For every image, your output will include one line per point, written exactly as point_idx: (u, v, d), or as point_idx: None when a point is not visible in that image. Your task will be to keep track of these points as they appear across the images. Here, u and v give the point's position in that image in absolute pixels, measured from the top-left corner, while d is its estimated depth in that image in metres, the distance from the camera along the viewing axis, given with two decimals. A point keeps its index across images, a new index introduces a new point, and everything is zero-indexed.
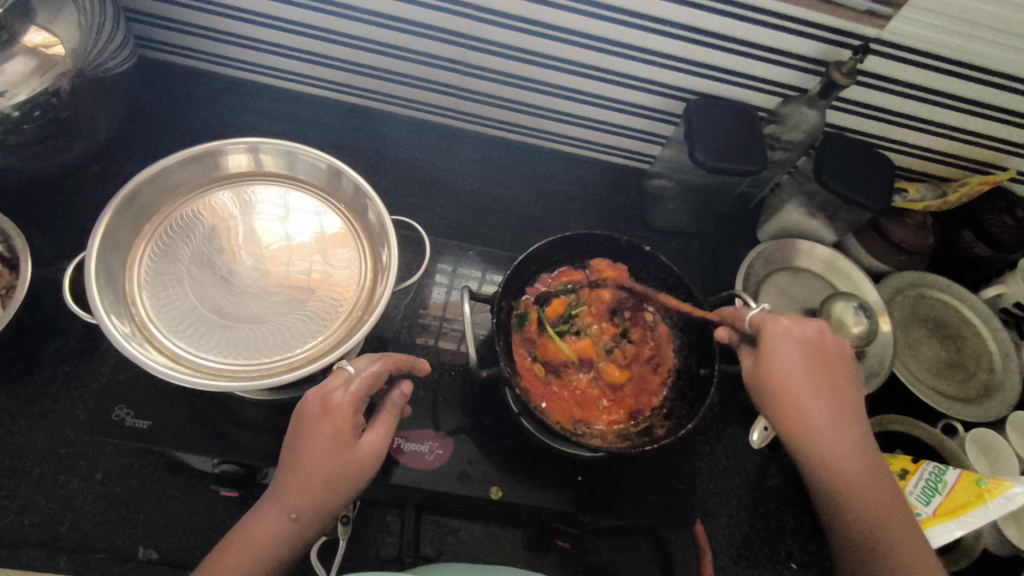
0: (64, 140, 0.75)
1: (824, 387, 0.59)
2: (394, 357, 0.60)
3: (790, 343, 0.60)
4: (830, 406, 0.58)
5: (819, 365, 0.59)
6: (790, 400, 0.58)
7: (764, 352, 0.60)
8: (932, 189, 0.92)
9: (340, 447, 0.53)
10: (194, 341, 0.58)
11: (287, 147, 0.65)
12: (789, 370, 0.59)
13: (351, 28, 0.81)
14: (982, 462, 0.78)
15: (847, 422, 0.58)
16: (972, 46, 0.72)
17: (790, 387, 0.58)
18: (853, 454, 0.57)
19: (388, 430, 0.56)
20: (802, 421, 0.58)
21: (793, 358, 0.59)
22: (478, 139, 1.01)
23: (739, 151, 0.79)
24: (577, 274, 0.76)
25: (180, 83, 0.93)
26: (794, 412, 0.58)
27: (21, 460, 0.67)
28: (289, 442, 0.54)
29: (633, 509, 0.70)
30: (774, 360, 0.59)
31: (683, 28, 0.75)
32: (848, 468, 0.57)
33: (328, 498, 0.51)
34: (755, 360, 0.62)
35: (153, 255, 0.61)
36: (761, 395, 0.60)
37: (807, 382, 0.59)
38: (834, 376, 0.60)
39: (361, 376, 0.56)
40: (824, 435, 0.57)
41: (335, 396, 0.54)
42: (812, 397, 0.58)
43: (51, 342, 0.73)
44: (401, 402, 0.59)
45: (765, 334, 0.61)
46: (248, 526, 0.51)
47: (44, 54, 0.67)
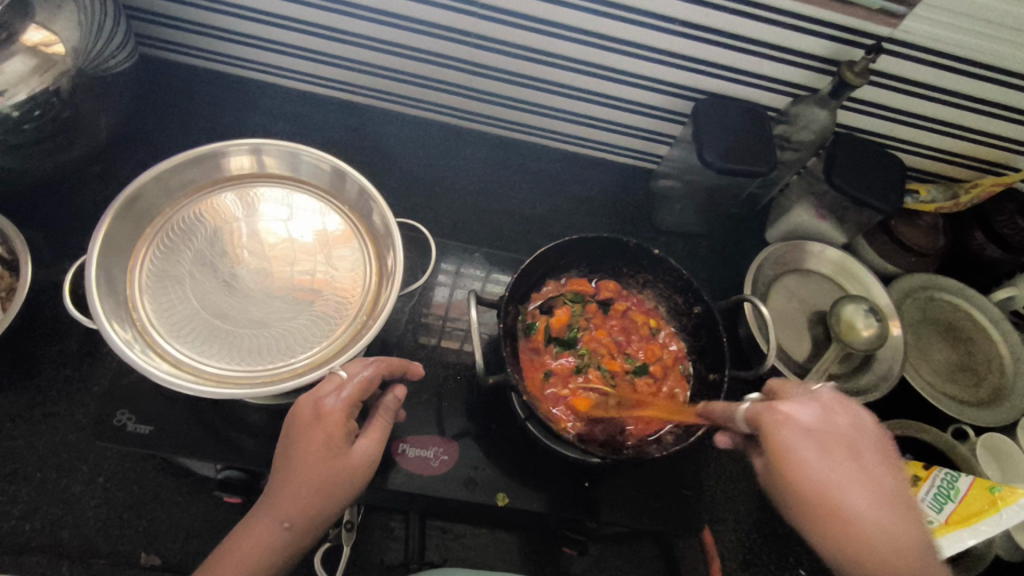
0: (65, 140, 0.74)
1: (859, 480, 0.46)
2: (389, 360, 0.59)
3: (801, 437, 0.47)
4: (878, 507, 0.44)
5: (846, 453, 0.47)
6: (831, 511, 0.44)
7: (775, 453, 0.47)
8: (942, 189, 0.91)
9: (332, 453, 0.52)
10: (196, 346, 0.57)
11: (290, 148, 0.64)
12: (818, 474, 0.45)
13: (354, 26, 0.80)
14: (994, 468, 0.78)
15: (906, 519, 0.44)
16: (987, 45, 0.71)
17: (826, 493, 0.45)
18: (927, 564, 0.43)
19: (381, 435, 0.56)
20: (859, 538, 0.43)
21: (815, 456, 0.46)
22: (483, 139, 1.00)
23: (748, 152, 0.77)
24: (585, 282, 0.76)
25: (182, 82, 0.92)
26: (839, 524, 0.44)
27: (21, 465, 0.67)
28: (281, 448, 0.53)
29: (639, 515, 0.69)
30: (798, 461, 0.46)
31: (692, 26, 0.74)
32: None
33: (324, 504, 0.50)
34: (770, 468, 0.48)
35: (155, 259, 0.61)
36: (794, 511, 0.46)
37: (843, 477, 0.45)
38: (868, 464, 0.47)
39: (353, 381, 0.55)
40: (889, 546, 0.43)
41: (327, 402, 0.53)
42: (855, 500, 0.45)
43: (52, 344, 0.72)
44: (395, 406, 0.59)
45: (769, 429, 0.49)
46: (241, 540, 0.49)
47: (44, 53, 0.66)
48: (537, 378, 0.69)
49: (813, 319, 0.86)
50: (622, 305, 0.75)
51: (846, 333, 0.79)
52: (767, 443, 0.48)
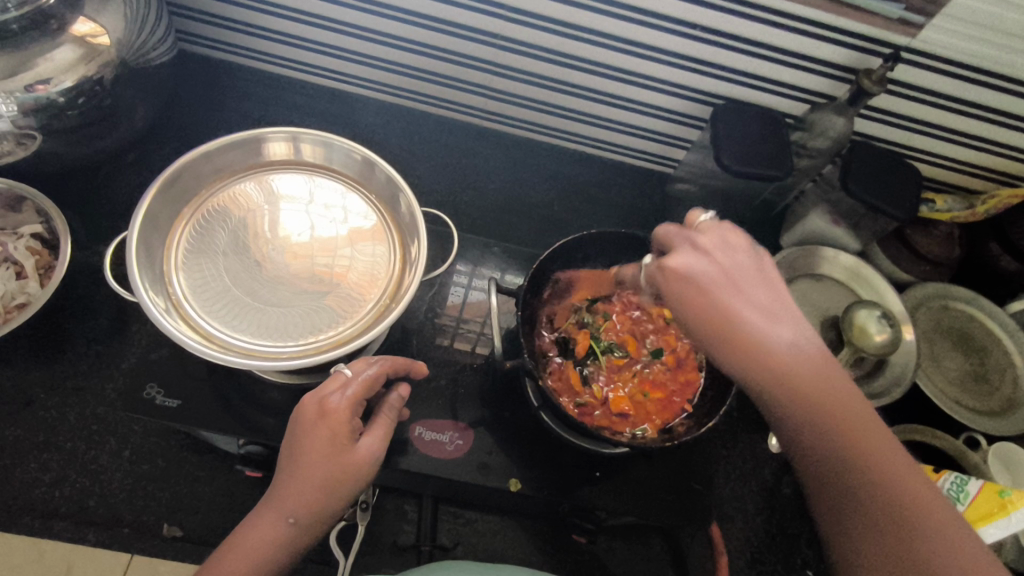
0: (104, 128, 0.78)
1: (749, 292, 0.44)
2: (393, 360, 0.61)
3: (694, 258, 0.45)
4: (757, 313, 0.43)
5: (731, 272, 0.45)
6: (720, 325, 0.43)
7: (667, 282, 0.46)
8: (959, 199, 0.91)
9: (339, 449, 0.52)
10: (227, 321, 0.59)
11: (324, 137, 0.67)
12: (708, 292, 0.44)
13: (383, 25, 0.83)
14: (1004, 475, 0.78)
15: (784, 325, 0.43)
16: (1004, 56, 0.72)
17: (715, 308, 0.43)
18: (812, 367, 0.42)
19: (384, 435, 0.56)
20: (755, 349, 0.42)
21: (701, 272, 0.45)
22: (503, 139, 1.02)
23: (764, 157, 0.79)
24: (599, 278, 0.76)
25: (216, 77, 0.95)
26: (733, 336, 0.42)
27: (53, 435, 0.69)
28: (285, 448, 0.53)
29: (647, 508, 0.70)
30: (683, 283, 0.45)
31: (713, 32, 0.76)
32: (804, 373, 0.41)
33: (328, 502, 0.51)
34: (680, 302, 0.45)
35: (191, 237, 0.63)
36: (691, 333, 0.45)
37: (730, 289, 0.44)
38: (760, 280, 0.45)
39: (358, 379, 0.56)
40: (771, 350, 0.42)
41: (332, 399, 0.53)
42: (740, 308, 0.43)
43: (85, 322, 0.75)
44: (398, 405, 0.60)
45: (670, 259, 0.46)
46: (246, 534, 0.49)
47: (90, 44, 0.69)
48: (553, 362, 0.72)
49: (825, 323, 0.87)
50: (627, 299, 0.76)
51: (859, 337, 0.80)
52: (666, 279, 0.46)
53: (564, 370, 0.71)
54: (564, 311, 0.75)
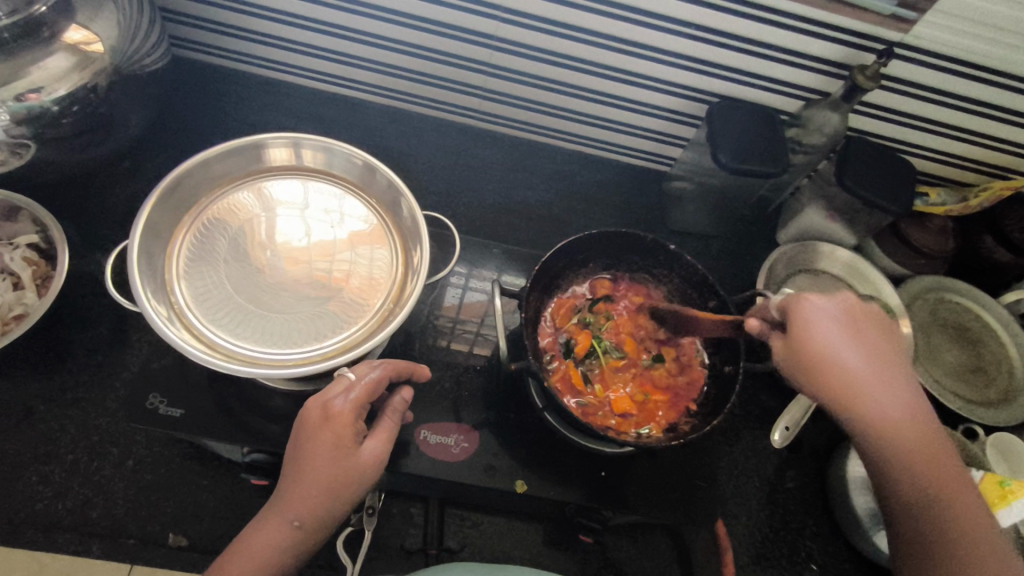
0: (98, 136, 0.77)
1: (864, 352, 0.51)
2: (394, 363, 0.61)
3: (827, 316, 0.51)
4: (869, 368, 0.50)
5: (867, 329, 0.52)
6: (839, 382, 0.49)
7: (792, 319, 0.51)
8: (952, 194, 0.92)
9: (342, 453, 0.53)
10: (230, 329, 0.59)
11: (324, 143, 0.66)
12: (831, 344, 0.50)
13: (378, 28, 0.83)
14: (1001, 465, 0.79)
15: (895, 390, 0.50)
16: (995, 50, 0.73)
17: (839, 364, 0.50)
18: (917, 420, 0.50)
19: (388, 437, 0.56)
20: (858, 398, 0.49)
21: (832, 329, 0.50)
22: (500, 140, 1.02)
23: (761, 154, 0.79)
24: (605, 282, 0.79)
25: (210, 83, 0.95)
26: (841, 384, 0.49)
27: (55, 446, 0.69)
28: (291, 451, 0.54)
29: (652, 506, 0.70)
30: (812, 334, 0.50)
31: (709, 30, 0.76)
32: (910, 433, 0.50)
33: (333, 504, 0.52)
34: (785, 342, 0.52)
35: (191, 244, 0.63)
36: (792, 371, 0.51)
37: (850, 348, 0.50)
38: (868, 330, 0.52)
39: (361, 382, 0.56)
40: (881, 409, 0.50)
41: (336, 403, 0.54)
42: (865, 370, 0.50)
43: (83, 332, 0.75)
44: (402, 408, 0.60)
45: (794, 309, 0.52)
46: (253, 536, 0.50)
47: (83, 52, 0.69)
48: (556, 361, 0.72)
49: None
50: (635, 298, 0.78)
51: None
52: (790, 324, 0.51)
53: (568, 370, 0.72)
54: (568, 310, 0.76)
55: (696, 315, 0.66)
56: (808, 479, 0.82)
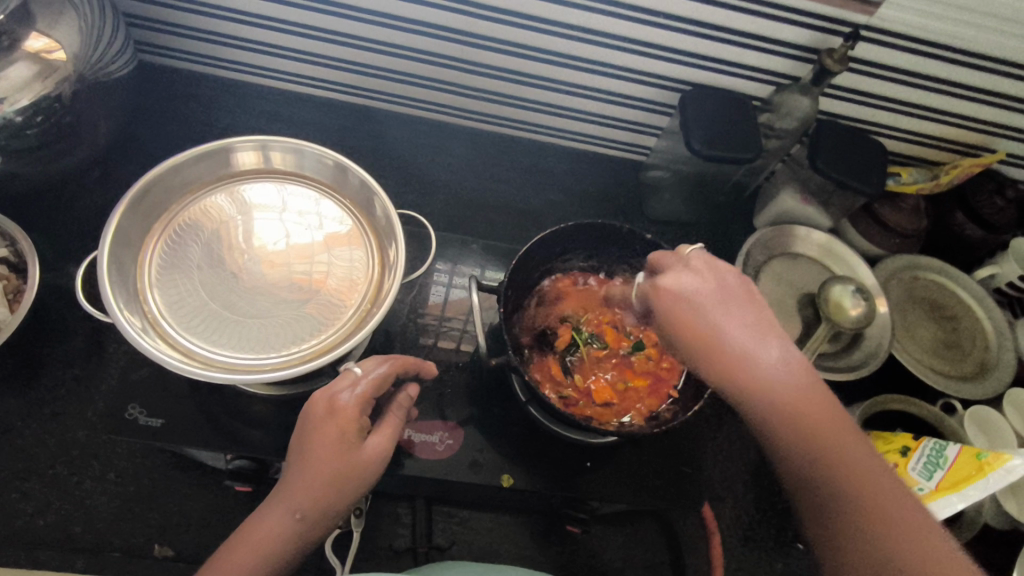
0: (66, 145, 0.76)
1: (727, 319, 0.48)
2: (404, 360, 0.62)
3: (670, 289, 0.50)
4: (731, 356, 0.47)
5: (734, 300, 0.49)
6: (701, 339, 0.47)
7: (650, 301, 0.51)
8: (924, 172, 0.94)
9: (346, 447, 0.53)
10: (206, 336, 0.58)
11: (294, 144, 0.66)
12: (682, 312, 0.49)
13: (346, 26, 0.82)
14: (980, 438, 0.80)
15: (772, 348, 0.47)
16: (959, 30, 0.73)
17: (687, 325, 0.48)
18: (795, 385, 0.46)
19: (392, 433, 0.57)
20: (727, 368, 0.47)
21: (694, 297, 0.49)
22: (475, 135, 1.02)
23: (734, 140, 0.80)
24: (571, 278, 0.79)
25: (178, 87, 0.93)
26: (706, 355, 0.47)
27: (34, 462, 0.68)
28: (295, 443, 0.54)
29: (639, 494, 0.71)
30: (660, 313, 0.50)
31: (677, 19, 0.76)
32: (787, 392, 0.46)
33: (337, 497, 0.51)
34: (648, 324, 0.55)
35: (163, 253, 0.62)
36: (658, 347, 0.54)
37: (717, 310, 0.48)
38: (748, 305, 0.50)
39: (368, 377, 0.56)
40: (762, 372, 0.46)
41: (341, 397, 0.54)
42: (728, 333, 0.48)
43: (59, 345, 0.73)
44: (407, 404, 0.61)
45: (655, 284, 0.51)
46: (253, 529, 0.50)
47: (45, 60, 0.68)
48: (535, 355, 0.73)
49: (803, 301, 0.88)
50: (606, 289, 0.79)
51: (836, 313, 0.82)
52: (649, 303, 0.52)
53: (546, 364, 0.72)
54: (543, 307, 0.76)
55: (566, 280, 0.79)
56: None
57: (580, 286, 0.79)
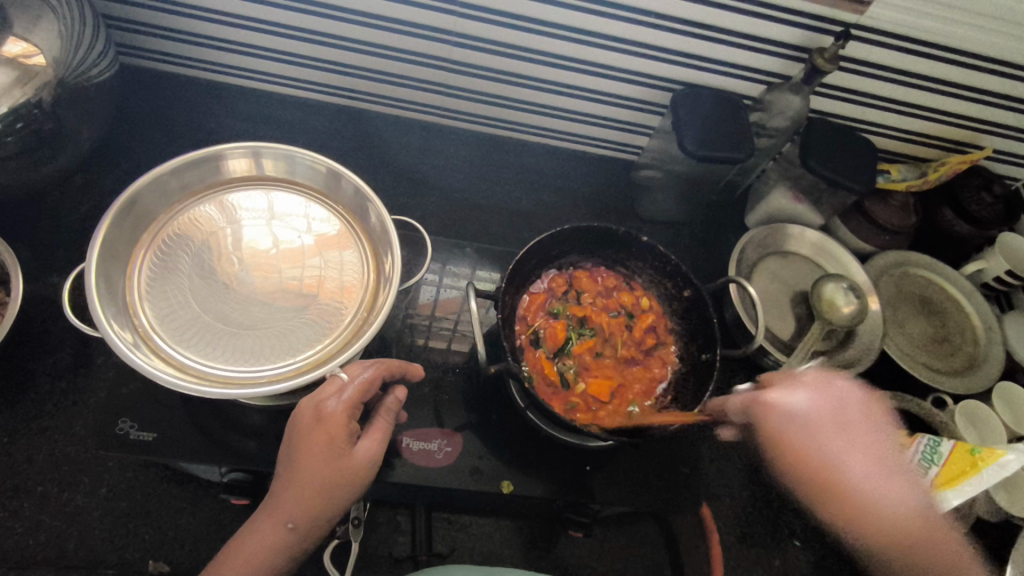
0: (48, 152, 0.74)
1: (852, 447, 0.59)
2: (388, 363, 0.61)
3: (796, 413, 0.59)
4: (863, 469, 0.58)
5: (835, 426, 0.59)
6: (821, 469, 0.57)
7: (760, 418, 0.60)
8: (912, 168, 0.95)
9: (335, 454, 0.53)
10: (199, 349, 0.57)
11: (285, 151, 0.65)
12: (808, 442, 0.58)
13: (334, 27, 0.81)
14: (971, 432, 0.81)
15: (882, 472, 0.58)
16: (947, 28, 0.74)
17: (815, 454, 0.57)
18: (907, 509, 0.56)
19: (382, 437, 0.56)
20: (834, 485, 0.57)
21: (806, 428, 0.58)
22: (465, 137, 1.01)
23: (727, 140, 0.80)
24: (562, 278, 0.77)
25: (163, 90, 0.92)
26: (830, 483, 0.57)
27: (21, 480, 0.66)
28: (284, 452, 0.54)
29: (638, 496, 0.71)
30: (793, 437, 0.58)
31: (669, 18, 0.76)
32: (902, 519, 0.56)
33: (326, 506, 0.52)
34: (765, 439, 0.59)
35: (153, 263, 0.61)
36: (772, 455, 0.59)
37: (817, 433, 0.58)
38: (855, 424, 0.60)
39: (354, 383, 0.55)
40: (865, 492, 0.57)
41: (328, 404, 0.54)
42: (846, 462, 0.57)
43: (44, 357, 0.72)
44: (395, 408, 0.59)
45: (759, 409, 0.60)
46: (248, 538, 0.51)
47: (23, 65, 0.66)
48: (529, 351, 0.72)
49: (795, 298, 0.89)
50: (592, 285, 0.78)
51: (828, 310, 0.83)
52: (758, 423, 0.60)
53: (538, 363, 0.71)
54: (538, 307, 0.75)
55: (561, 279, 0.77)
56: None
57: (570, 283, 0.78)
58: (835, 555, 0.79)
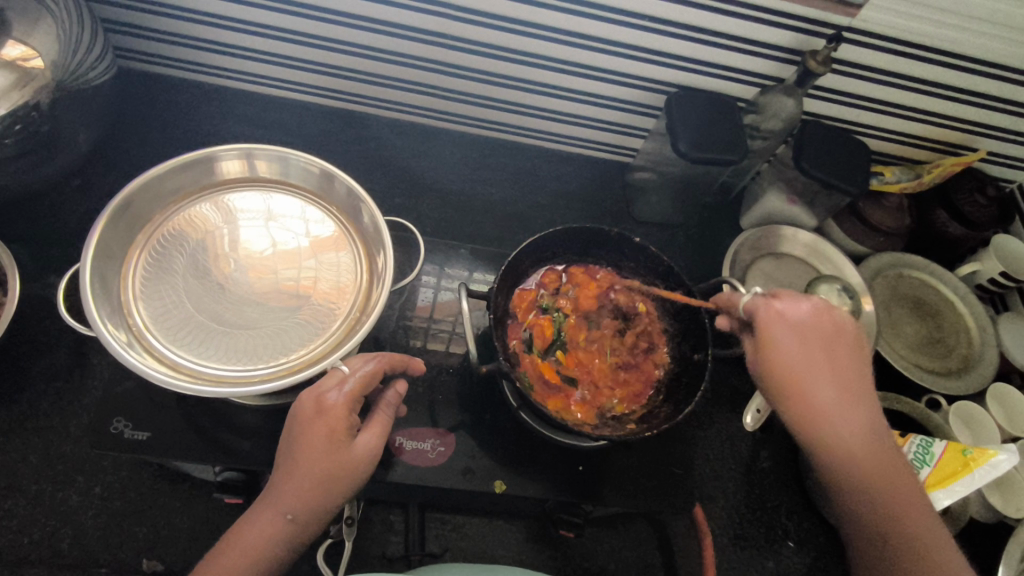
0: (46, 154, 0.74)
1: (831, 374, 0.58)
2: (391, 357, 0.60)
3: (788, 329, 0.59)
4: (834, 391, 0.57)
5: (821, 349, 0.58)
6: (791, 384, 0.58)
7: (762, 332, 0.59)
8: (907, 171, 0.94)
9: (336, 446, 0.53)
10: (193, 349, 0.58)
11: (279, 152, 0.65)
12: (789, 357, 0.58)
13: (329, 31, 0.81)
14: (964, 433, 0.81)
15: (845, 407, 0.57)
16: (938, 31, 0.74)
17: (790, 369, 0.58)
18: (864, 436, 0.57)
19: (383, 431, 0.57)
20: (802, 403, 0.57)
21: (792, 345, 0.58)
22: (461, 139, 1.02)
23: (720, 142, 0.80)
24: (553, 274, 0.78)
25: (160, 93, 0.92)
26: (798, 397, 0.57)
27: (17, 478, 0.67)
28: (284, 445, 0.55)
29: (631, 496, 0.71)
30: (774, 350, 0.58)
31: (661, 21, 0.76)
32: (868, 453, 0.56)
33: (326, 498, 0.52)
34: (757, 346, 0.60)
35: (147, 264, 0.61)
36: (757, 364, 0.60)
37: (801, 356, 0.58)
38: (835, 354, 0.58)
39: (356, 375, 0.56)
40: (834, 422, 0.57)
41: (329, 397, 0.54)
42: (816, 383, 0.57)
43: (41, 358, 0.72)
44: (395, 402, 0.59)
45: (760, 320, 0.59)
46: (248, 527, 0.51)
47: (21, 67, 0.66)
48: (523, 354, 0.72)
49: None
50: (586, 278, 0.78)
51: None
52: (759, 329, 0.60)
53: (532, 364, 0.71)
54: (528, 305, 0.75)
55: (554, 278, 0.78)
56: (781, 457, 0.83)
57: (563, 281, 0.78)
58: (827, 558, 0.79)
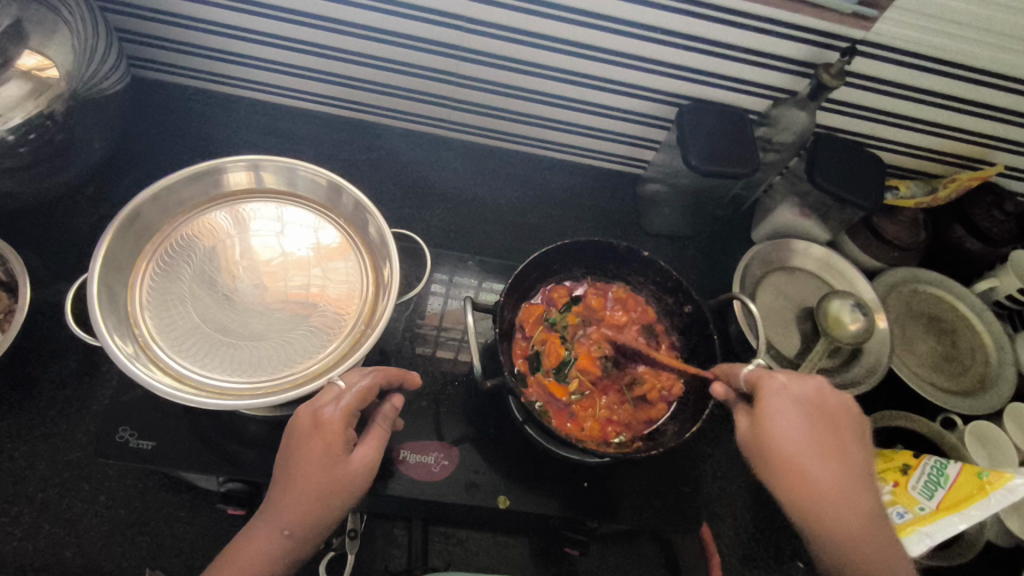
0: (59, 164, 0.75)
1: (829, 455, 0.55)
2: (386, 370, 0.60)
3: (787, 404, 0.56)
4: (833, 473, 0.54)
5: (822, 431, 0.55)
6: (791, 465, 0.54)
7: (760, 408, 0.57)
8: (921, 184, 0.93)
9: (332, 461, 0.53)
10: (197, 359, 0.58)
11: (286, 164, 0.65)
12: (787, 437, 0.55)
13: (340, 41, 0.82)
14: (981, 454, 0.80)
15: (845, 493, 0.54)
16: (955, 45, 0.73)
17: (790, 451, 0.54)
18: (863, 521, 0.53)
19: (381, 443, 0.56)
20: (799, 481, 0.53)
21: (792, 423, 0.55)
22: (471, 149, 1.01)
23: (731, 155, 0.79)
24: (562, 288, 0.77)
25: (174, 102, 0.93)
26: (798, 479, 0.53)
27: (23, 486, 0.67)
28: (281, 458, 0.54)
29: (638, 514, 0.70)
30: (769, 427, 0.55)
31: (673, 34, 0.76)
32: (864, 536, 0.53)
33: (324, 512, 0.52)
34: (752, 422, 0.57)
35: (154, 274, 0.62)
36: (751, 440, 0.57)
37: (800, 438, 0.55)
38: (833, 433, 0.56)
39: (352, 390, 0.55)
40: (831, 505, 0.53)
41: (326, 411, 0.54)
42: (815, 464, 0.54)
43: (50, 364, 0.73)
44: (392, 415, 0.59)
45: (761, 392, 0.57)
46: (244, 543, 0.51)
47: (38, 78, 0.67)
48: (530, 376, 0.71)
49: (801, 315, 0.88)
50: (595, 295, 0.78)
51: (834, 327, 0.81)
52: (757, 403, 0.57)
53: (543, 382, 0.71)
54: (536, 318, 0.75)
55: (560, 293, 0.77)
56: None
57: (573, 296, 0.78)
58: None
